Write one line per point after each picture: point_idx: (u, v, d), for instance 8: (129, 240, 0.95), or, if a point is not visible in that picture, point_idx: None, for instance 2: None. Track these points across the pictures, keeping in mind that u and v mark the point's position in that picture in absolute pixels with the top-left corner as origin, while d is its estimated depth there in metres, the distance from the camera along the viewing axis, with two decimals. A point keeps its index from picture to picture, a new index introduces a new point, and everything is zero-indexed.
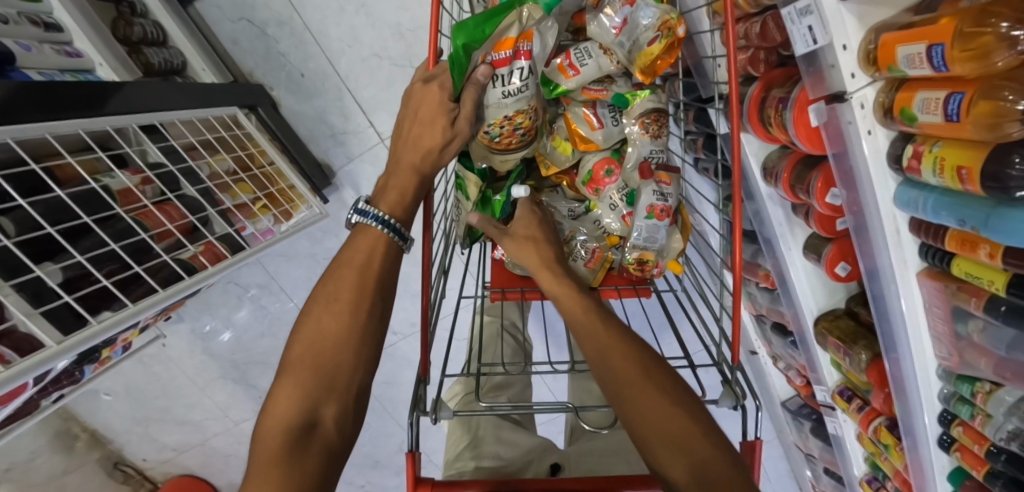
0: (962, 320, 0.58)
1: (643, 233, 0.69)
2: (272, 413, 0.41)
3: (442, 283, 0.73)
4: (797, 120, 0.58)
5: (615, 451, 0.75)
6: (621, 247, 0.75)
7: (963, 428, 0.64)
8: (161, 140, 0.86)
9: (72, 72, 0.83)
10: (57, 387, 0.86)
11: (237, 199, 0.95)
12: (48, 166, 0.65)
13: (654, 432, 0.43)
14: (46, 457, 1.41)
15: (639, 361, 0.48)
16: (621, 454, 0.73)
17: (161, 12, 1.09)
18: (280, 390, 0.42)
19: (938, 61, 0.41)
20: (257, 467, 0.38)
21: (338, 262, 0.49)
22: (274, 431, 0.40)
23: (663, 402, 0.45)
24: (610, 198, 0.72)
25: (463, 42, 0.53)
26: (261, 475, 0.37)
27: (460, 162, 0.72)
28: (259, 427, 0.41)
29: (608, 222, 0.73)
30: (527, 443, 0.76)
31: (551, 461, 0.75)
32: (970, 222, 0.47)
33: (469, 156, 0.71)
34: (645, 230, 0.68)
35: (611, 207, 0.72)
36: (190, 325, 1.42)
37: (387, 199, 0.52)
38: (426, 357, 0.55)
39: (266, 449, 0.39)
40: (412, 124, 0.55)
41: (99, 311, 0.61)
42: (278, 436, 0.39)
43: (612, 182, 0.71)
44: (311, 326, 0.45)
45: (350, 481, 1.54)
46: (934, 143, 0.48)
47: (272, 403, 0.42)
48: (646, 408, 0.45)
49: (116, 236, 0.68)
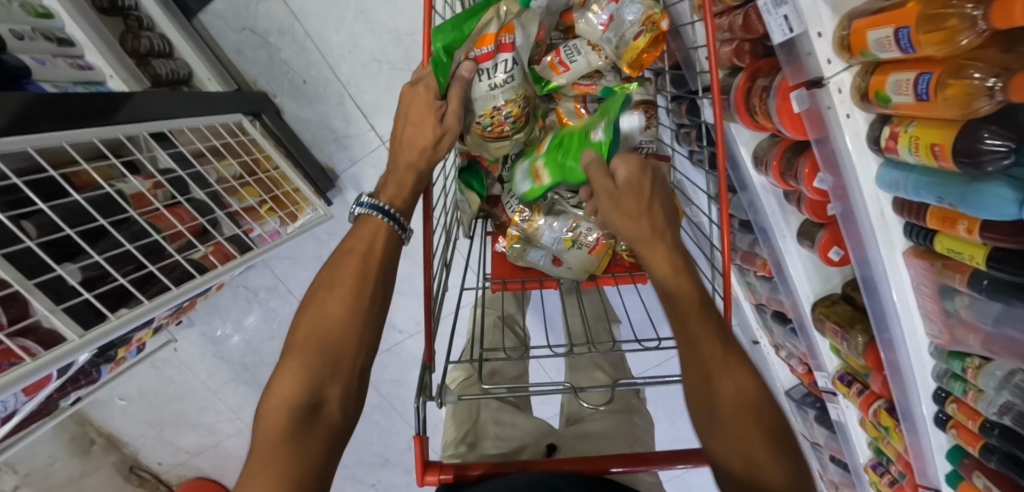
0: (949, 297, 0.59)
1: None
2: (277, 392, 0.43)
3: (444, 276, 0.74)
4: (781, 107, 0.60)
5: (612, 434, 0.77)
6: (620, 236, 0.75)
7: (958, 405, 0.65)
8: (171, 146, 0.89)
9: (84, 84, 0.87)
10: (76, 387, 0.90)
11: (244, 202, 0.98)
12: (66, 173, 0.69)
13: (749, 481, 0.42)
14: (64, 461, 1.45)
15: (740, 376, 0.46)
16: (618, 437, 0.76)
17: (167, 25, 1.13)
18: (286, 371, 0.44)
19: (906, 43, 0.43)
20: (262, 445, 0.40)
21: (341, 250, 0.52)
22: (279, 410, 0.42)
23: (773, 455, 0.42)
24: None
25: (443, 44, 0.55)
26: (267, 455, 0.39)
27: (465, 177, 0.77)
28: (262, 405, 0.43)
29: None
30: (525, 426, 0.79)
31: (547, 442, 0.77)
32: (947, 200, 0.48)
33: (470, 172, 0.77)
34: None
35: None
36: (201, 329, 1.46)
37: (386, 192, 0.54)
38: (430, 345, 0.57)
39: (271, 428, 0.41)
40: (405, 126, 0.57)
41: (117, 309, 0.64)
42: (282, 415, 0.41)
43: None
44: (316, 310, 0.48)
45: (360, 480, 1.57)
46: (909, 123, 0.49)
47: (278, 383, 0.44)
48: (742, 453, 0.43)
49: (131, 237, 0.71)
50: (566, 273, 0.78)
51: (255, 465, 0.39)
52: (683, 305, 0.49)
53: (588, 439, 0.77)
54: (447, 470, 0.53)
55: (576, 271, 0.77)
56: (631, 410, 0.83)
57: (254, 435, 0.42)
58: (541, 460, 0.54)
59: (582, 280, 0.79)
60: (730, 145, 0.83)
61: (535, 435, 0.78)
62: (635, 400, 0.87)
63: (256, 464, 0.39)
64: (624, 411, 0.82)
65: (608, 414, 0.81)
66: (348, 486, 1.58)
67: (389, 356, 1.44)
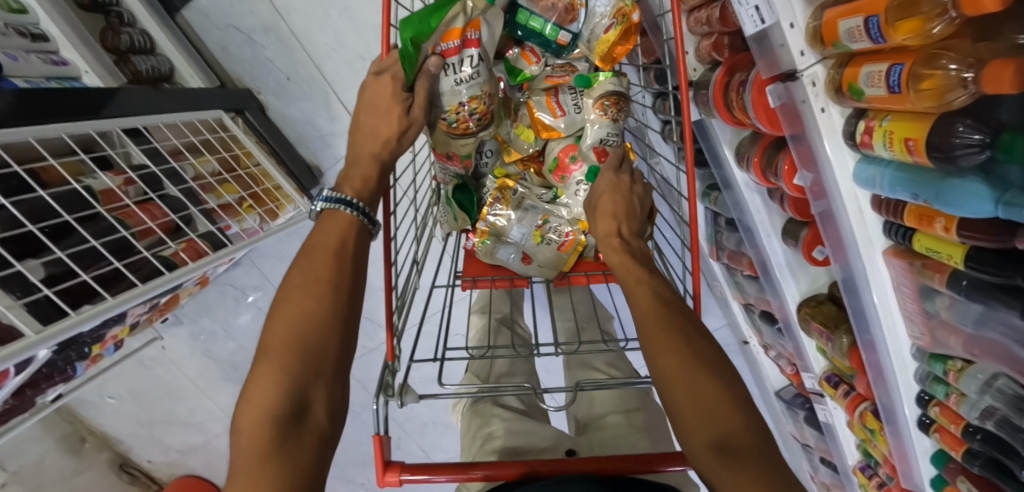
0: (929, 298, 0.57)
1: None
2: (255, 401, 0.41)
3: (414, 273, 0.72)
4: (757, 102, 0.59)
5: (620, 435, 0.75)
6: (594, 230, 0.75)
7: (940, 409, 0.64)
8: (145, 143, 0.88)
9: (58, 80, 0.86)
10: (50, 383, 0.90)
11: (222, 199, 0.97)
12: (34, 169, 0.68)
13: (707, 442, 0.40)
14: (55, 458, 1.45)
15: (683, 324, 0.48)
16: (634, 434, 0.75)
17: (148, 22, 1.11)
18: (262, 377, 0.42)
19: (876, 33, 0.42)
20: (245, 460, 0.39)
21: (310, 246, 0.49)
22: (260, 421, 0.40)
23: (735, 414, 0.41)
24: (575, 185, 0.72)
25: (410, 36, 0.52)
26: (254, 471, 0.38)
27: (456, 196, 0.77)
28: (241, 413, 0.41)
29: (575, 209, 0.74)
30: (539, 433, 0.76)
31: (566, 448, 0.75)
32: (922, 196, 0.47)
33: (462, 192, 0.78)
34: None
35: (578, 193, 0.72)
36: (189, 327, 1.45)
37: (352, 184, 0.52)
38: (391, 344, 0.55)
39: (254, 442, 0.39)
40: (367, 114, 0.55)
41: (80, 305, 0.63)
42: (262, 427, 0.40)
43: (577, 170, 0.71)
44: (291, 309, 0.45)
45: (350, 479, 1.57)
46: (884, 117, 0.48)
47: (255, 390, 0.42)
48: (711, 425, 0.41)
49: (98, 234, 0.70)
50: (534, 271, 0.77)
51: (240, 483, 0.38)
52: (645, 307, 0.50)
53: (606, 439, 0.76)
54: (407, 471, 0.51)
55: (546, 268, 0.75)
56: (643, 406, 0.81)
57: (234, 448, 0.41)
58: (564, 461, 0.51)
59: (552, 278, 0.77)
60: (713, 144, 0.82)
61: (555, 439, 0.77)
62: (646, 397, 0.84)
63: (242, 483, 0.38)
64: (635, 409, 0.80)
65: (612, 419, 0.79)
66: (340, 487, 1.58)
67: (376, 354, 1.43)
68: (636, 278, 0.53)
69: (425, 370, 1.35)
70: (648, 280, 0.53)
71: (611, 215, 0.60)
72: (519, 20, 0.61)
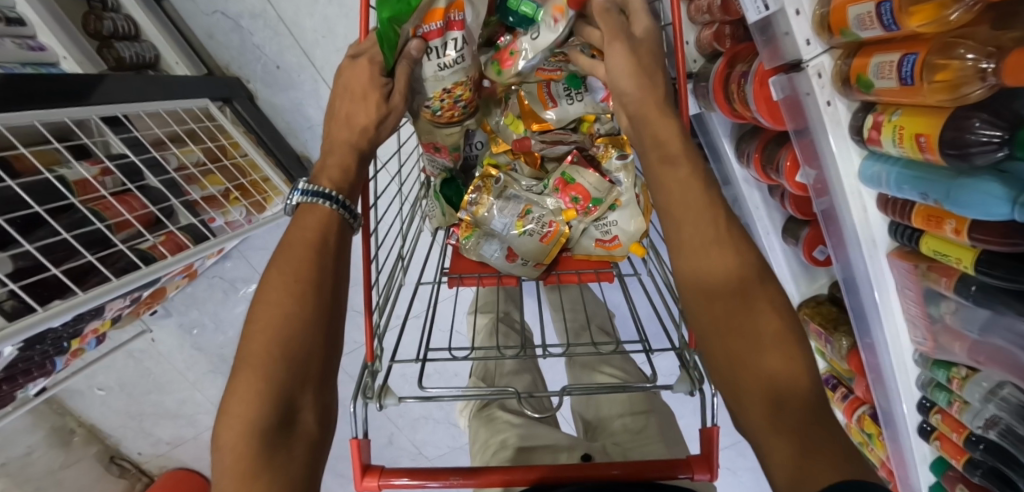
0: (934, 302, 0.56)
1: (597, 188, 0.69)
2: (236, 414, 0.38)
3: (399, 270, 0.70)
4: (758, 94, 0.56)
5: (632, 440, 0.74)
6: (579, 221, 0.71)
7: (942, 416, 0.62)
8: (125, 131, 0.85)
9: (34, 65, 0.83)
10: (27, 378, 0.88)
11: (206, 191, 0.94)
12: (6, 157, 0.65)
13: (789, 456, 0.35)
14: (43, 451, 1.43)
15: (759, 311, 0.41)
16: (646, 436, 0.73)
17: (132, 6, 1.07)
18: (242, 387, 0.39)
19: (887, 20, 0.39)
20: (231, 478, 0.37)
21: (287, 241, 0.46)
22: (243, 435, 0.37)
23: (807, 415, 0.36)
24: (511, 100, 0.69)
25: (389, 15, 0.50)
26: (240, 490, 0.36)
27: (445, 191, 0.76)
28: (223, 427, 0.38)
29: (546, 200, 0.72)
30: (551, 436, 0.75)
31: (583, 452, 0.72)
32: (932, 196, 0.44)
33: (450, 187, 0.76)
34: (597, 187, 0.69)
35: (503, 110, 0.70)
36: (178, 319, 1.42)
37: (330, 175, 0.49)
38: (371, 346, 0.53)
39: (240, 457, 0.37)
40: (344, 100, 0.52)
41: (50, 300, 0.61)
42: (245, 441, 0.37)
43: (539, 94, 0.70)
44: (271, 311, 0.42)
45: (342, 474, 1.55)
46: (893, 111, 0.45)
47: (235, 402, 0.39)
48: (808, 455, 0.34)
49: (71, 227, 0.68)
50: (519, 269, 0.74)
51: None
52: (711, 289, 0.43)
53: (625, 445, 0.74)
54: (388, 475, 0.49)
55: (530, 263, 0.73)
56: (650, 409, 0.78)
57: (217, 463, 0.38)
58: (573, 466, 0.49)
59: (537, 276, 0.75)
60: (710, 138, 0.80)
61: (570, 443, 0.74)
62: (654, 396, 0.82)
63: None
64: (645, 412, 0.78)
65: (620, 423, 0.78)
66: (331, 482, 1.56)
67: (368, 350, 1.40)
68: (660, 158, 0.47)
69: (415, 367, 1.32)
70: (714, 240, 0.44)
71: (639, 73, 0.49)
72: (511, 5, 0.59)
